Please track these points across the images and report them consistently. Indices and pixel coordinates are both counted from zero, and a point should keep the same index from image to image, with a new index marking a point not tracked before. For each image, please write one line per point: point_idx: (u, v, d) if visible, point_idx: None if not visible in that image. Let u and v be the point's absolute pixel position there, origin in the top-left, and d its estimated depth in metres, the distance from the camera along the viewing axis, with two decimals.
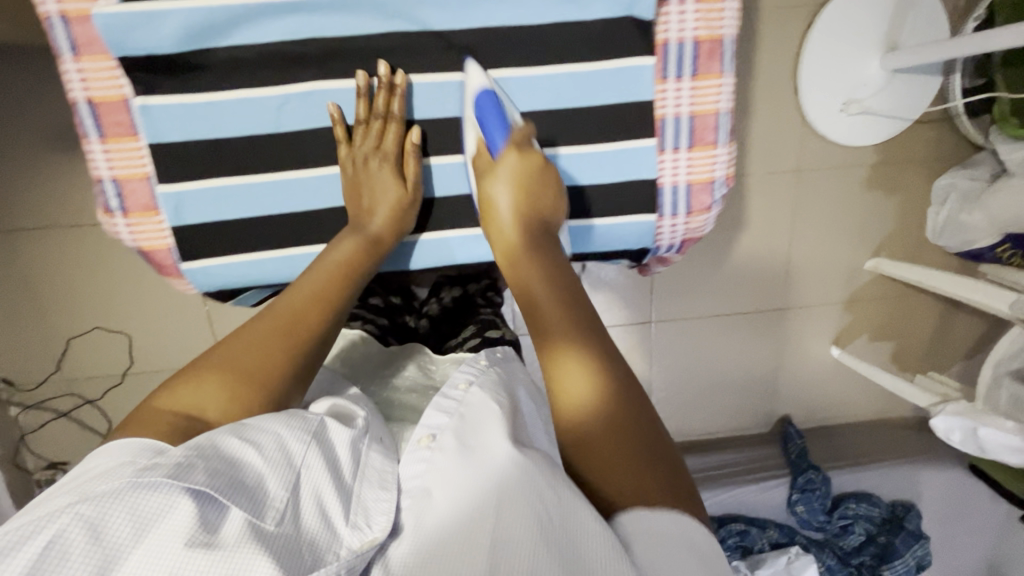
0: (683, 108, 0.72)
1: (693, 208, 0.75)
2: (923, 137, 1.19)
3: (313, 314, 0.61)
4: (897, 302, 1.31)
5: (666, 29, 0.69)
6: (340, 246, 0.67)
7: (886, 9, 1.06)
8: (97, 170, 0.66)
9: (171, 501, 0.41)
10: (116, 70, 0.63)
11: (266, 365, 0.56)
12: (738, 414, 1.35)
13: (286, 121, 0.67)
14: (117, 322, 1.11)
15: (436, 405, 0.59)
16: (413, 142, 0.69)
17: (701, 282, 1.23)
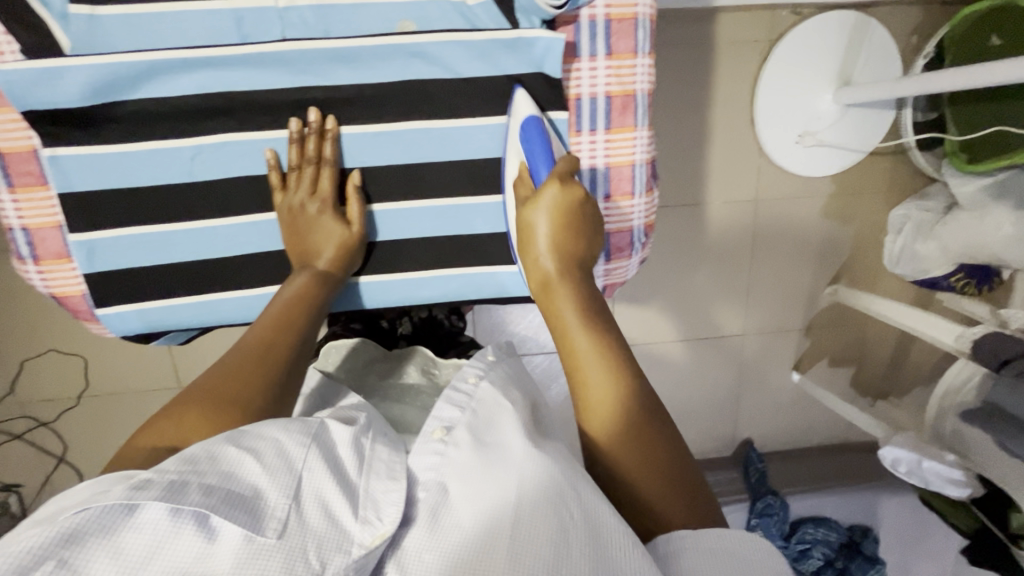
0: (598, 159, 0.68)
1: (612, 257, 0.71)
2: (878, 168, 1.22)
3: (279, 336, 0.57)
4: (854, 327, 1.34)
5: (577, 84, 0.66)
6: (291, 282, 0.62)
7: (838, 46, 1.08)
8: (5, 219, 0.62)
9: (172, 526, 0.37)
10: (22, 121, 0.59)
11: (243, 387, 0.51)
12: (700, 437, 1.36)
13: (199, 171, 0.62)
14: (72, 345, 1.10)
15: (447, 398, 0.54)
16: (354, 184, 0.65)
17: (662, 309, 1.25)
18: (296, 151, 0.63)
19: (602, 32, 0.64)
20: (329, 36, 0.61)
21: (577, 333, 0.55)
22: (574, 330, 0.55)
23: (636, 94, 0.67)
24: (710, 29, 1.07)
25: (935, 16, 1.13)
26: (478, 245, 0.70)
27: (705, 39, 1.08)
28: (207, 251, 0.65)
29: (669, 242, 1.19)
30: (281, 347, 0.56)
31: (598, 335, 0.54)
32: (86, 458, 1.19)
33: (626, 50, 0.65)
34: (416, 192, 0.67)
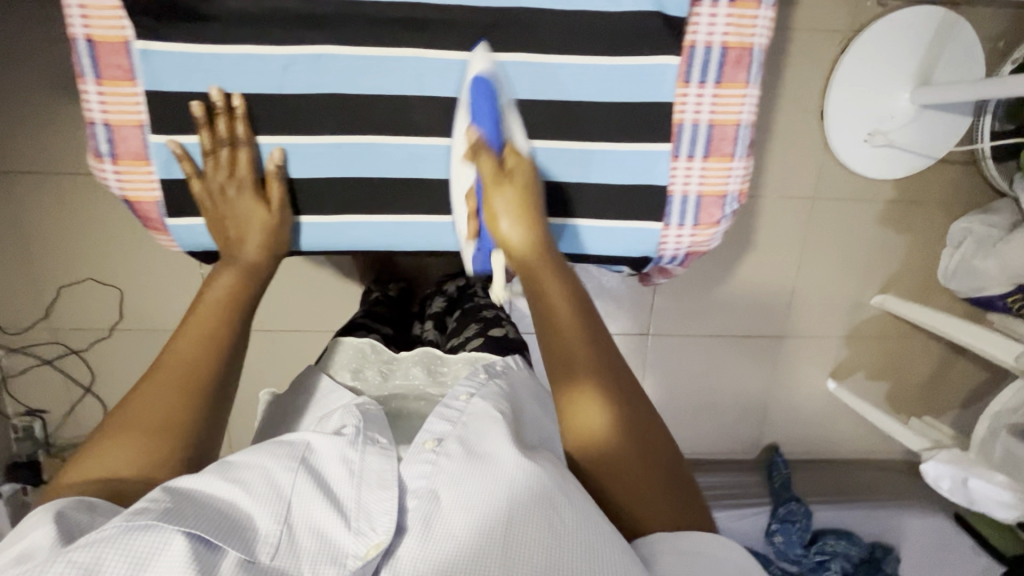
0: (703, 116, 0.63)
1: (702, 221, 0.67)
2: (945, 177, 1.16)
3: (208, 350, 0.54)
4: (898, 342, 1.29)
5: (695, 31, 0.60)
6: (221, 278, 0.61)
7: (922, 42, 1.03)
8: (89, 111, 0.60)
9: (166, 542, 0.39)
10: (121, 10, 0.56)
11: (171, 413, 0.49)
12: (725, 438, 1.33)
13: (288, 83, 0.61)
14: (109, 275, 1.10)
15: (438, 413, 0.54)
16: (275, 164, 0.63)
17: (701, 300, 1.22)
18: (211, 136, 0.61)
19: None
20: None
21: (570, 336, 0.53)
22: (565, 346, 0.53)
23: (752, 47, 0.62)
24: (788, 13, 1.03)
25: None
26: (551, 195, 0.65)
27: (782, 21, 1.04)
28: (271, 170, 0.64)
29: None
30: (211, 366, 0.53)
31: (591, 342, 0.53)
32: (111, 391, 1.19)
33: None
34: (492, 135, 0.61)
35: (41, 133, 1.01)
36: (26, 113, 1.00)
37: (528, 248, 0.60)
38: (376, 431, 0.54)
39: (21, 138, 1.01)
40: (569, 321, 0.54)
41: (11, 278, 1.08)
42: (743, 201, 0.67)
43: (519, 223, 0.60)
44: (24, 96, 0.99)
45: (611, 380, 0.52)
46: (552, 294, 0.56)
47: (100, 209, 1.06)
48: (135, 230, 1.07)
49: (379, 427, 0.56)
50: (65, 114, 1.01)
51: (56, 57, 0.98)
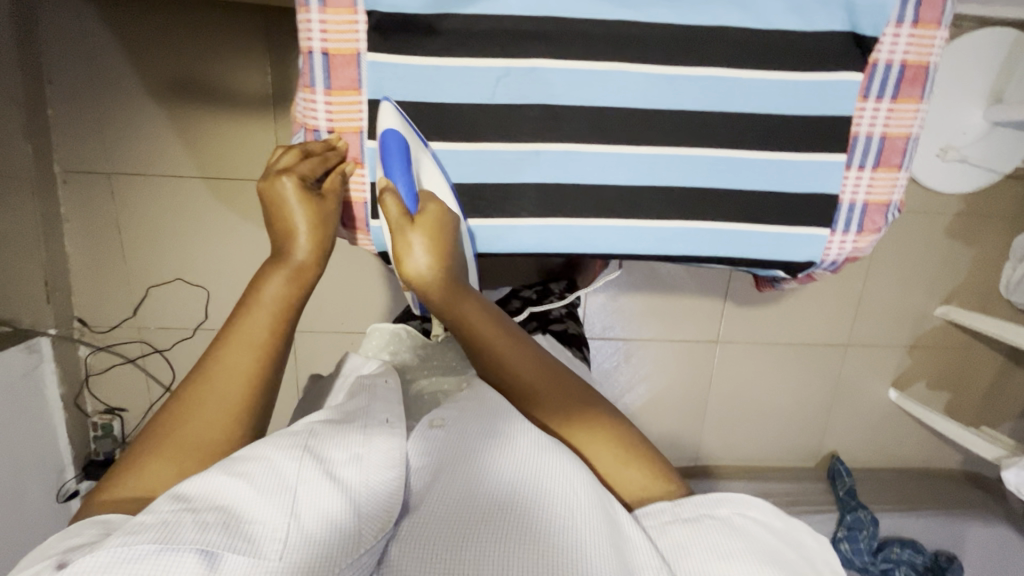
0: (876, 129, 0.58)
1: (865, 227, 0.61)
2: (1011, 192, 1.20)
3: (255, 365, 0.51)
4: (958, 352, 1.32)
5: (880, 49, 0.56)
6: (270, 285, 0.53)
7: (996, 62, 1.07)
8: (313, 119, 0.57)
9: (172, 560, 0.37)
10: (358, 23, 0.53)
11: (212, 442, 0.48)
12: (785, 445, 1.36)
13: (500, 95, 0.56)
14: (197, 276, 1.12)
15: (445, 403, 0.58)
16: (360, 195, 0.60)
17: (771, 310, 1.25)
18: (295, 157, 0.56)
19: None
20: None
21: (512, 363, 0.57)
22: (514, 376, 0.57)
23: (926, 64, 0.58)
24: None
25: None
26: (743, 202, 0.59)
27: None
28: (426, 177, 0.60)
29: None
30: (254, 390, 0.50)
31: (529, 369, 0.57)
32: None
33: (934, 19, 0.55)
34: (666, 139, 0.58)
35: (141, 137, 1.04)
36: (127, 118, 1.03)
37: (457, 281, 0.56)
38: (386, 414, 0.56)
39: (122, 142, 1.04)
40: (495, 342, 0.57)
41: (104, 277, 1.11)
42: (902, 210, 0.62)
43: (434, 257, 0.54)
44: (126, 101, 1.02)
45: (545, 375, 0.57)
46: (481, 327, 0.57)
47: (192, 212, 1.08)
48: (227, 233, 1.10)
49: (388, 408, 0.57)
50: (164, 119, 1.03)
51: (158, 63, 1.00)
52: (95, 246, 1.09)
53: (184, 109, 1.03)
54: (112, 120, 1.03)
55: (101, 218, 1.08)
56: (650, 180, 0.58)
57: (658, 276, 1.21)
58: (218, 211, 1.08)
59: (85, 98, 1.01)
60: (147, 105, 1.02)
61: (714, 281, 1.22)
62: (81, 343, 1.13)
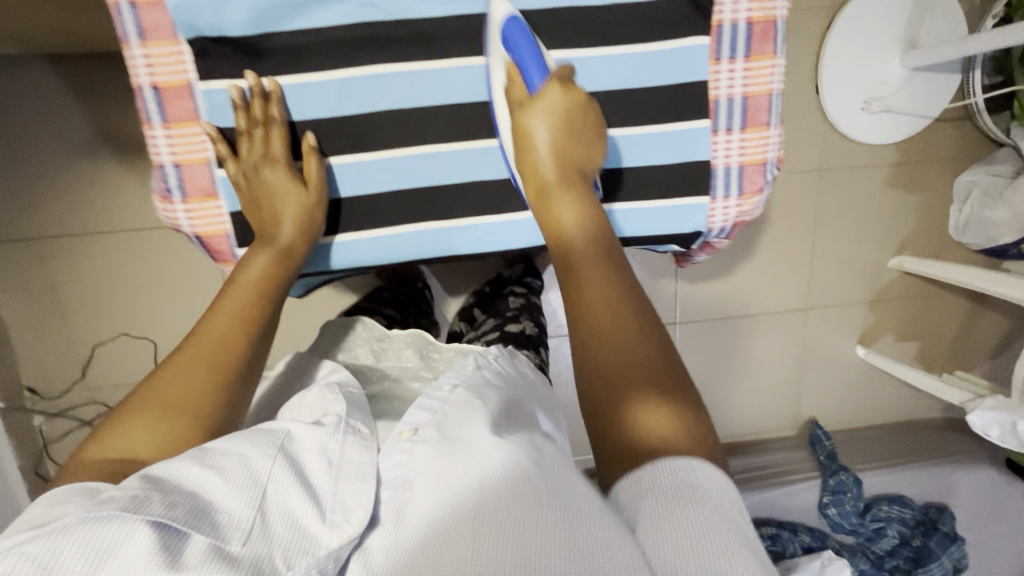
0: (736, 89, 0.62)
1: (746, 190, 0.65)
2: (944, 135, 1.19)
3: (238, 339, 0.56)
4: (921, 301, 1.31)
5: (720, 10, 0.60)
6: (253, 264, 0.61)
7: (904, 9, 1.07)
8: (157, 155, 0.62)
9: (137, 531, 0.39)
10: (183, 53, 0.59)
11: (198, 396, 0.51)
12: (765, 417, 1.34)
13: (346, 106, 0.64)
14: (142, 328, 1.11)
15: (420, 405, 0.53)
16: (310, 144, 0.63)
17: (723, 284, 1.23)
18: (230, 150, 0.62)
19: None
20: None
21: (579, 256, 0.53)
22: (577, 268, 0.52)
23: (774, 18, 0.61)
24: None
25: None
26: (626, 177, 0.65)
27: None
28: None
29: None
30: (233, 350, 0.55)
31: (600, 262, 0.52)
32: None
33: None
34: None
35: (63, 196, 1.03)
36: (47, 179, 1.02)
37: (580, 226, 0.55)
38: (359, 420, 0.54)
39: (44, 204, 1.03)
40: (599, 300, 0.50)
41: (47, 342, 1.10)
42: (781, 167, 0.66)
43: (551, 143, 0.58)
44: (43, 163, 1.01)
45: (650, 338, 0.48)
46: (586, 279, 0.51)
47: (127, 265, 1.07)
48: (165, 280, 1.09)
49: (361, 415, 0.55)
50: (84, 175, 1.02)
51: (70, 121, 1.00)
52: (33, 313, 1.08)
53: (101, 162, 1.02)
54: (31, 184, 1.02)
55: (35, 283, 1.06)
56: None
57: None
58: (153, 260, 1.07)
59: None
60: (65, 164, 1.02)
61: (662, 262, 1.21)
62: (35, 412, 1.12)
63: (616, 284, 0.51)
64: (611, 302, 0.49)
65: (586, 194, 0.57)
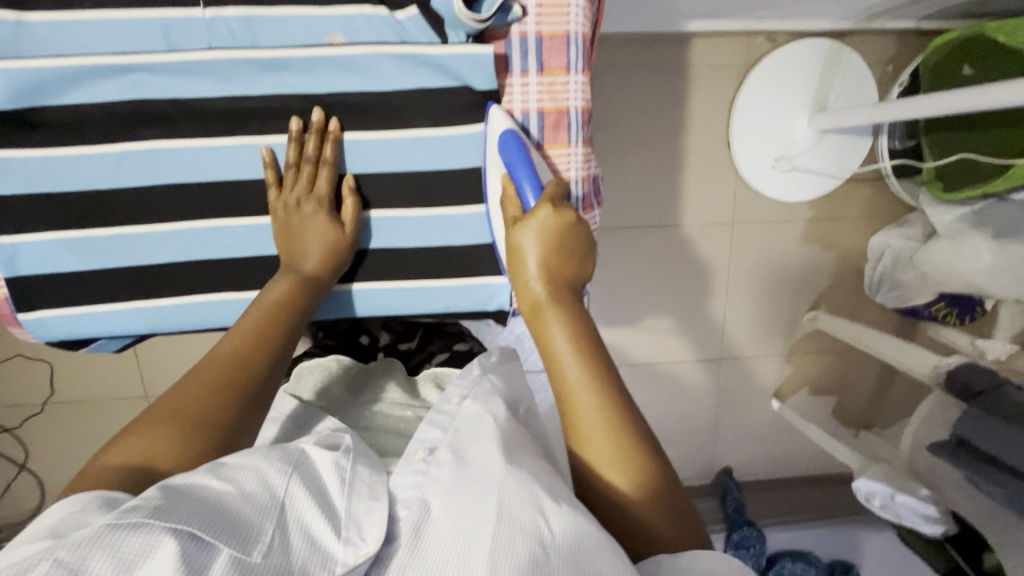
0: None
1: None
2: (857, 194, 1.21)
3: (256, 357, 0.53)
4: (836, 356, 1.31)
5: (510, 100, 0.64)
6: (275, 286, 0.60)
7: (814, 71, 1.08)
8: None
9: (159, 542, 0.35)
10: None
11: (216, 410, 0.48)
12: (679, 465, 1.32)
13: (127, 176, 0.59)
14: (38, 349, 1.09)
15: (430, 421, 0.57)
16: (349, 185, 0.63)
17: (638, 332, 1.23)
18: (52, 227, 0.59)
19: (535, 49, 0.62)
20: (174, 49, 0.57)
21: (579, 386, 0.51)
22: (576, 393, 0.51)
23: (570, 109, 0.64)
24: (686, 52, 1.07)
25: (913, 45, 1.12)
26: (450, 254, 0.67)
27: (679, 59, 1.08)
28: (136, 258, 0.62)
29: (647, 263, 1.18)
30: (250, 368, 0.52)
31: (602, 385, 0.51)
32: (48, 465, 1.17)
33: (558, 67, 0.63)
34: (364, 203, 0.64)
35: None
36: None
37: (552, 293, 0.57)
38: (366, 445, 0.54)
39: None
40: (579, 383, 0.51)
41: None
42: None
43: (543, 267, 0.57)
44: None
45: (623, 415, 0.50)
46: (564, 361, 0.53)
47: None
48: None
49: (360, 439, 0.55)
50: None
51: None
52: None
53: None
54: None
55: None
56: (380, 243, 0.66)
57: None
58: None
59: None
60: None
61: None
62: None
63: (617, 400, 0.51)
64: (612, 429, 0.49)
65: (579, 307, 0.56)
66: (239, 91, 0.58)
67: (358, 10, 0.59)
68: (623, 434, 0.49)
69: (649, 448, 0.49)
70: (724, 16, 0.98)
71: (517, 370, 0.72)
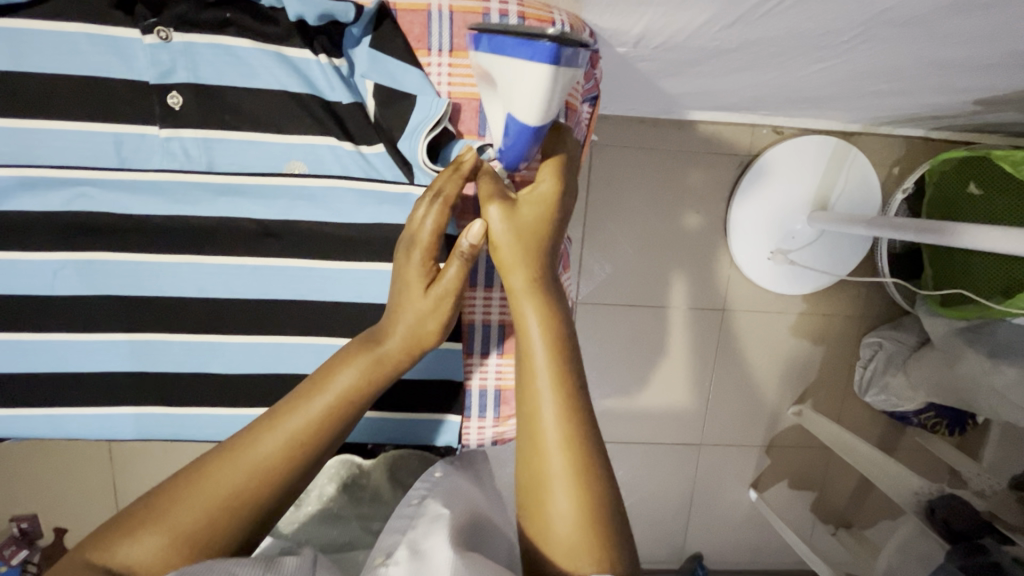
0: (492, 316, 0.67)
1: (502, 412, 0.70)
2: (852, 293, 1.18)
3: (284, 463, 0.48)
4: (818, 452, 1.28)
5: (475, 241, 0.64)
6: (345, 372, 0.51)
7: (817, 170, 1.06)
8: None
9: None
10: None
11: (216, 528, 0.45)
12: (648, 547, 1.28)
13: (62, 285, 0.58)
14: None
15: (389, 529, 0.53)
16: (470, 239, 0.53)
17: (618, 409, 1.19)
18: None
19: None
20: (125, 166, 0.56)
21: (539, 377, 0.50)
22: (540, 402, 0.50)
23: None
24: (689, 138, 1.06)
25: (920, 150, 1.10)
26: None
27: (684, 142, 1.06)
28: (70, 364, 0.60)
29: (634, 340, 1.15)
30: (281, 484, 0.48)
31: (567, 395, 0.49)
32: None
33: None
34: (333, 299, 0.61)
35: None
36: None
37: (532, 276, 0.53)
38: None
39: None
40: (541, 376, 0.50)
41: None
42: None
43: (523, 253, 0.53)
44: None
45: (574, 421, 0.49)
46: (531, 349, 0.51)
47: None
48: None
49: None
50: None
51: None
52: None
53: None
54: None
55: None
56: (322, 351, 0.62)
57: None
58: None
59: None
60: None
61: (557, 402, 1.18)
62: None
63: (572, 408, 0.49)
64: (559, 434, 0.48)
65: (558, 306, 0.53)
66: (204, 210, 0.58)
67: (325, 140, 0.58)
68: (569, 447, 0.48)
69: (592, 460, 0.48)
70: (730, 108, 0.96)
71: (477, 474, 0.69)
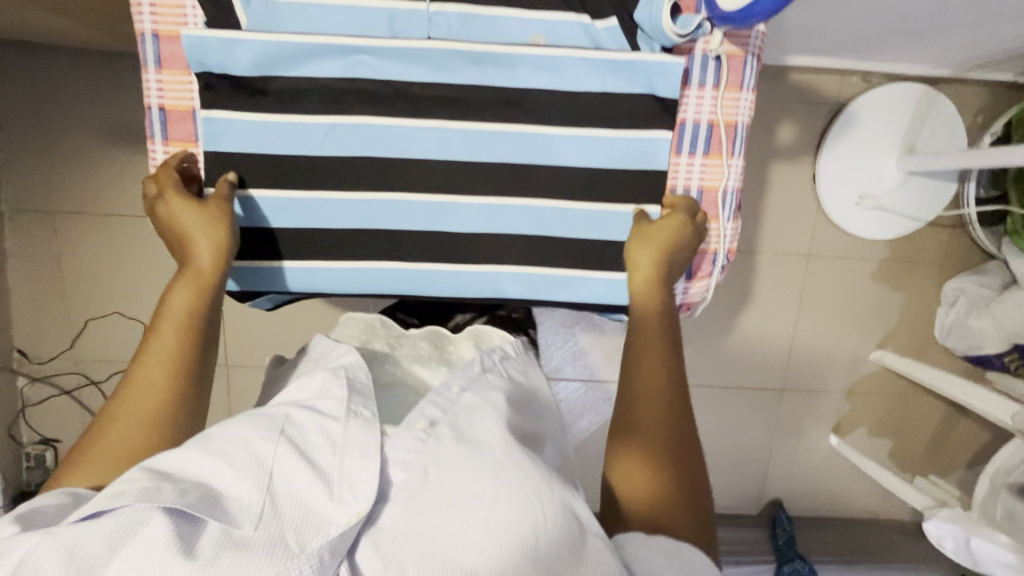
0: (692, 182, 0.71)
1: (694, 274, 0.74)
2: (933, 239, 1.22)
3: (167, 373, 0.58)
4: (898, 398, 1.31)
5: (685, 110, 0.69)
6: (178, 296, 0.62)
7: (907, 114, 1.10)
8: (154, 164, 0.68)
9: (144, 518, 0.43)
10: (192, 85, 0.65)
11: (136, 442, 0.54)
12: (729, 491, 1.32)
13: (330, 147, 0.65)
14: (136, 309, 1.15)
15: (432, 398, 0.58)
16: (225, 177, 0.65)
17: (705, 351, 1.24)
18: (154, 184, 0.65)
19: (715, 67, 0.68)
20: (397, 36, 0.63)
21: (652, 364, 0.63)
22: (651, 389, 0.61)
23: (736, 124, 0.71)
24: (781, 86, 1.12)
25: (1003, 98, 1.14)
26: (578, 247, 0.70)
27: (776, 89, 1.12)
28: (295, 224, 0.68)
29: (722, 284, 1.20)
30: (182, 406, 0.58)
31: (673, 383, 0.62)
32: None
33: (734, 84, 0.69)
34: (509, 196, 0.68)
35: (88, 181, 1.09)
36: (77, 161, 1.08)
37: (656, 280, 0.66)
38: (361, 403, 0.57)
39: (69, 184, 1.09)
40: (653, 364, 0.63)
41: (45, 309, 1.14)
42: (733, 258, 0.73)
43: (656, 262, 0.66)
44: (76, 146, 1.07)
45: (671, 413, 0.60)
46: (649, 343, 0.64)
47: (132, 250, 1.13)
48: (165, 270, 1.14)
49: (364, 400, 0.58)
50: (112, 161, 1.08)
51: (106, 110, 1.06)
52: (39, 278, 1.13)
53: (130, 152, 1.08)
54: (61, 160, 1.08)
55: (45, 252, 1.12)
56: (500, 240, 0.69)
57: (593, 318, 1.24)
58: (158, 250, 1.13)
59: (35, 140, 1.07)
60: (97, 147, 1.07)
61: None
62: (20, 373, 1.16)
63: (677, 400, 0.61)
64: (665, 414, 0.60)
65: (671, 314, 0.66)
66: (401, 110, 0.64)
67: (564, 18, 0.65)
68: (658, 444, 0.58)
69: (685, 447, 0.59)
70: (828, 52, 1.02)
71: (517, 369, 0.70)
